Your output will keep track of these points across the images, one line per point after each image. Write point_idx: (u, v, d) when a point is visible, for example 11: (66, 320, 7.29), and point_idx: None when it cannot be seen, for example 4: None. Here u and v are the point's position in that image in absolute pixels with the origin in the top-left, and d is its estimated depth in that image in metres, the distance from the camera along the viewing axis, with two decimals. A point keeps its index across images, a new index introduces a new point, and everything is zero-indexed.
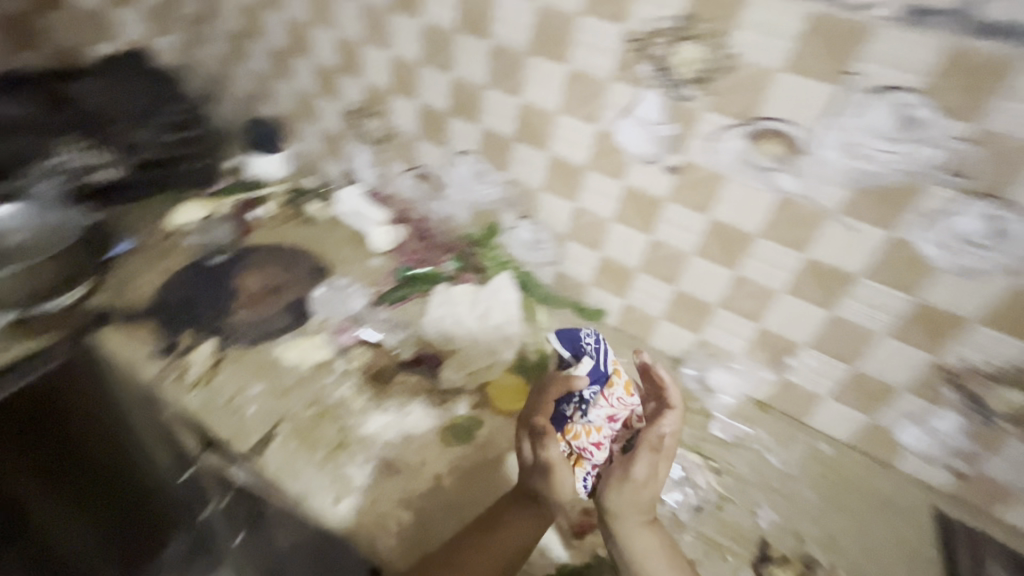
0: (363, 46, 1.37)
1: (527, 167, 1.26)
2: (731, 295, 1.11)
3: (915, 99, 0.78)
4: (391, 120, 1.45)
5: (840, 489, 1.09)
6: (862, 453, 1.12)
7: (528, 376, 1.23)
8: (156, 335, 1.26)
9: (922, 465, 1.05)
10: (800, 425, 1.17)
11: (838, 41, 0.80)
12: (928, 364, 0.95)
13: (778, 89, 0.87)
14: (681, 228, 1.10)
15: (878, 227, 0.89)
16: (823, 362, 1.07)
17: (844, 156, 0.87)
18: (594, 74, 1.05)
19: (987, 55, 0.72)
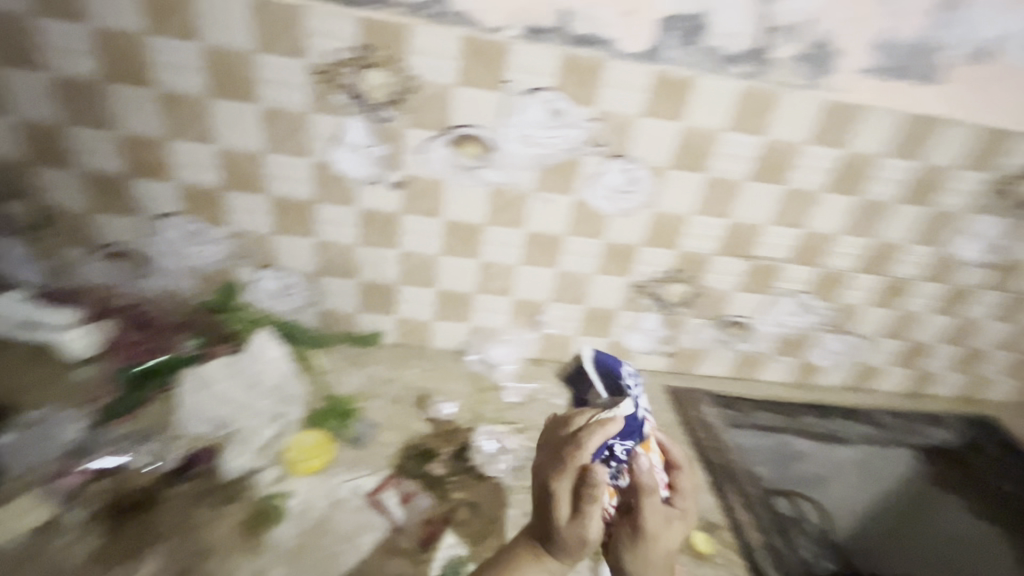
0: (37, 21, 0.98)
1: (337, 225, 1.21)
2: (481, 281, 1.30)
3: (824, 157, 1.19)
4: (107, 166, 1.14)
5: (729, 387, 1.52)
6: (732, 376, 1.53)
7: (336, 433, 1.19)
8: None
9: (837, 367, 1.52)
10: (646, 375, 1.49)
11: (750, 105, 1.13)
12: (747, 266, 1.34)
13: (674, 188, 1.21)
14: (426, 236, 1.25)
15: (702, 211, 1.25)
16: (740, 292, 1.38)
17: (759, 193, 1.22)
18: (508, 172, 1.17)
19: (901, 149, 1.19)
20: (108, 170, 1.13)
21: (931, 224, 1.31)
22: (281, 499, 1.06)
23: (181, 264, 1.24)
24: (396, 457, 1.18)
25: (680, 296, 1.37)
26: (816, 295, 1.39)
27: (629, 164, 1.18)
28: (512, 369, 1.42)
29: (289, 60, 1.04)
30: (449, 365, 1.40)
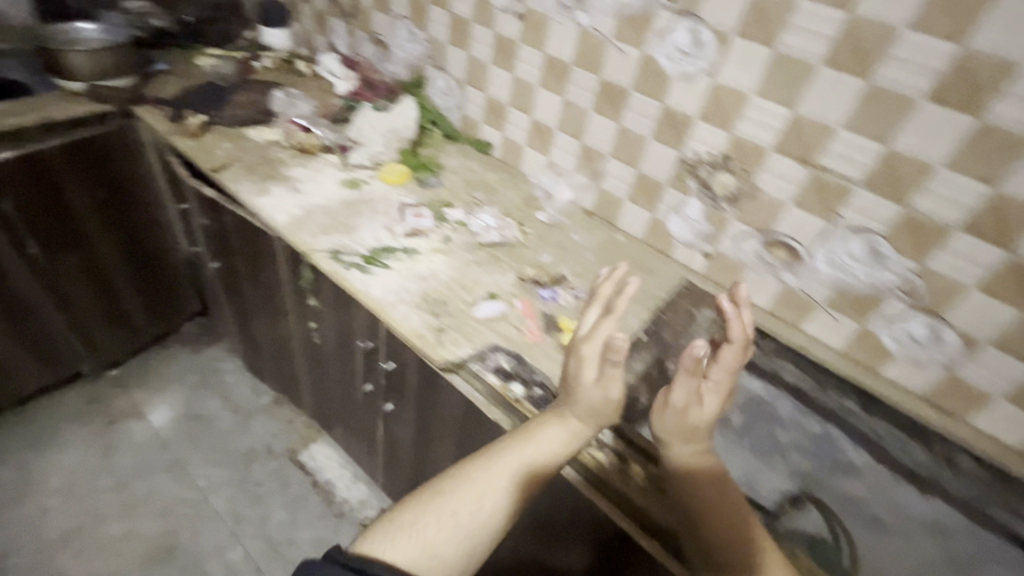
0: (305, 175, 1.09)
1: (498, 81, 1.19)
2: None
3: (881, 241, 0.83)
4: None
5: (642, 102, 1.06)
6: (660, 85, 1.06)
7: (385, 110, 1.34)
8: (141, 336, 1.56)
9: (753, 288, 1.02)
10: (473, 141, 1.31)
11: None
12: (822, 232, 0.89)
13: (882, 192, 0.80)
14: (446, 94, 1.31)
15: (867, 184, 0.81)
16: (620, 172, 1.09)
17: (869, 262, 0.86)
18: (637, 133, 1.02)
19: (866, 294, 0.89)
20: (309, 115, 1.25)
21: (821, 133, 0.82)
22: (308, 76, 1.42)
23: (402, 62, 1.36)
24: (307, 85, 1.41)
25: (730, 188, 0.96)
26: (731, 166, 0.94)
27: (865, 138, 0.79)
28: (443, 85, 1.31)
29: (447, 20, 1.21)
30: (446, 106, 1.32)
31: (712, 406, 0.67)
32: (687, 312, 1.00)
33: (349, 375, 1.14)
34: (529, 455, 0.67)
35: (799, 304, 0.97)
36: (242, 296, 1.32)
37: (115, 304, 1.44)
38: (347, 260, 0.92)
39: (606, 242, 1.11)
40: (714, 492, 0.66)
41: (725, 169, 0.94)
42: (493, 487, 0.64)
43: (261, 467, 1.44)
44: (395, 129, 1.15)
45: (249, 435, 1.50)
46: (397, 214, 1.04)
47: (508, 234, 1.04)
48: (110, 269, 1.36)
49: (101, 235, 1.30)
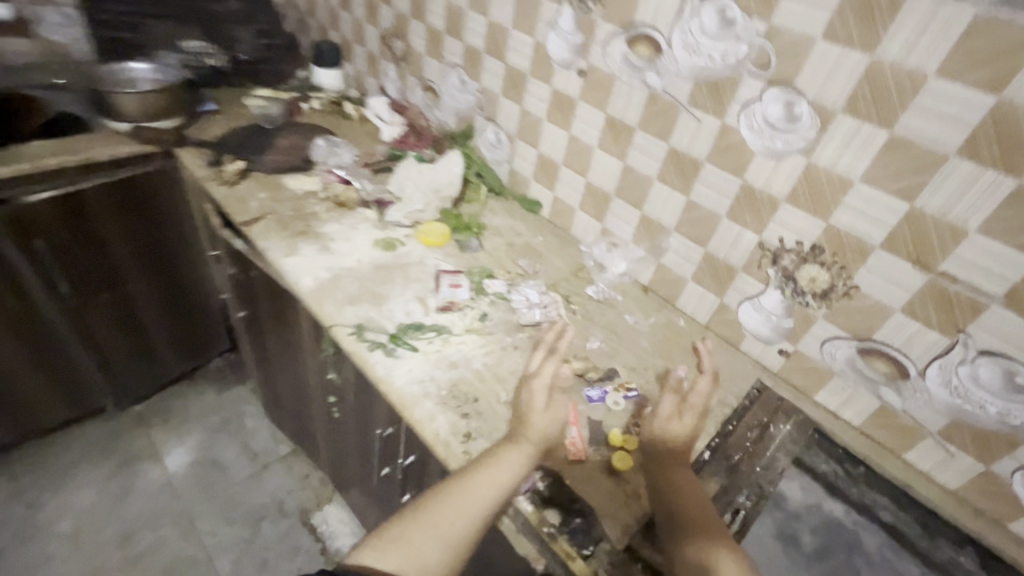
0: (339, 232, 1.02)
1: (551, 139, 1.10)
2: (487, 34, 1.12)
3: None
4: (412, 45, 1.31)
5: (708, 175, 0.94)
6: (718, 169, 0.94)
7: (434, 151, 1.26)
8: (167, 372, 1.52)
9: (841, 399, 0.86)
10: (520, 198, 1.22)
11: None
12: (939, 349, 0.73)
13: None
14: (495, 147, 1.23)
15: (1006, 301, 0.65)
16: (683, 249, 0.97)
17: (1003, 395, 0.69)
18: (708, 209, 0.90)
19: (994, 431, 0.71)
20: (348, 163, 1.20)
21: (947, 235, 0.67)
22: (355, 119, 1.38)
23: (452, 111, 1.29)
24: (353, 129, 1.37)
25: (818, 283, 0.82)
26: (822, 258, 0.80)
27: (1010, 247, 0.63)
28: (492, 137, 1.23)
29: (501, 73, 1.13)
30: (494, 159, 1.24)
31: (676, 438, 0.71)
32: (761, 427, 0.83)
33: (368, 452, 1.03)
34: (500, 466, 0.64)
35: (900, 425, 0.81)
36: (265, 347, 1.25)
37: (144, 341, 1.41)
38: (371, 338, 0.82)
39: (664, 326, 0.99)
40: (682, 503, 0.65)
41: (815, 261, 0.80)
42: (466, 494, 0.62)
43: (271, 527, 1.35)
44: (438, 187, 1.09)
45: (262, 489, 1.42)
46: (433, 283, 0.95)
47: (553, 313, 0.93)
48: (139, 305, 1.33)
49: (131, 271, 1.27)
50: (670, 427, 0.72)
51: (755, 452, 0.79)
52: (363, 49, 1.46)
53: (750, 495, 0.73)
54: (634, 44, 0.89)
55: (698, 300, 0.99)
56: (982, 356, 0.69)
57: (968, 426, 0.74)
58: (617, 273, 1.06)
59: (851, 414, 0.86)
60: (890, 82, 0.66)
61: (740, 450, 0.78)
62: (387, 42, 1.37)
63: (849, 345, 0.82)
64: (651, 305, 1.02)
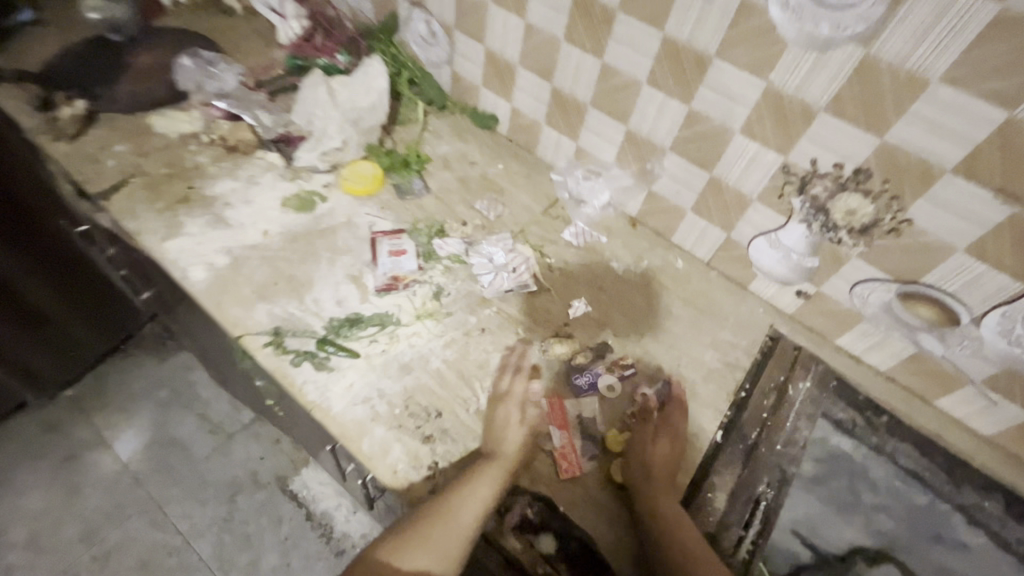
0: (235, 193, 0.77)
1: (501, 31, 0.81)
2: None
3: None
4: None
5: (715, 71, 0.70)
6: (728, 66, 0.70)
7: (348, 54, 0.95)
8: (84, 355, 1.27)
9: (868, 343, 0.73)
10: (470, 112, 0.96)
11: None
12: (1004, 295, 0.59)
13: None
14: (429, 44, 0.93)
15: None
16: (682, 175, 0.76)
17: None
18: (717, 123, 0.68)
19: None
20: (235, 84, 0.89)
21: None
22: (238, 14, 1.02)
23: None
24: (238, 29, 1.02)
25: (858, 216, 0.64)
26: (867, 185, 0.61)
27: None
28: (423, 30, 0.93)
29: None
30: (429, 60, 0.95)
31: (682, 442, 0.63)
32: (778, 391, 0.72)
33: (322, 450, 0.88)
34: (489, 479, 0.55)
35: (937, 372, 0.70)
36: (187, 326, 1.04)
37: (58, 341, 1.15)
38: (295, 348, 0.63)
39: (660, 270, 0.81)
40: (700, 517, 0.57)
41: (857, 189, 0.62)
42: (458, 512, 0.52)
43: (249, 500, 1.26)
44: (356, 118, 0.82)
45: (230, 461, 1.30)
46: (368, 251, 0.74)
47: (525, 277, 0.74)
48: (51, 310, 1.05)
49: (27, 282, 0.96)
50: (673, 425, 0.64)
51: (773, 426, 0.68)
52: None
53: (771, 482, 0.64)
54: None
55: (700, 234, 0.80)
56: None
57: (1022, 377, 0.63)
58: (599, 206, 0.85)
59: (879, 360, 0.74)
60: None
61: (757, 424, 0.67)
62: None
63: (886, 289, 0.67)
64: (642, 243, 0.84)
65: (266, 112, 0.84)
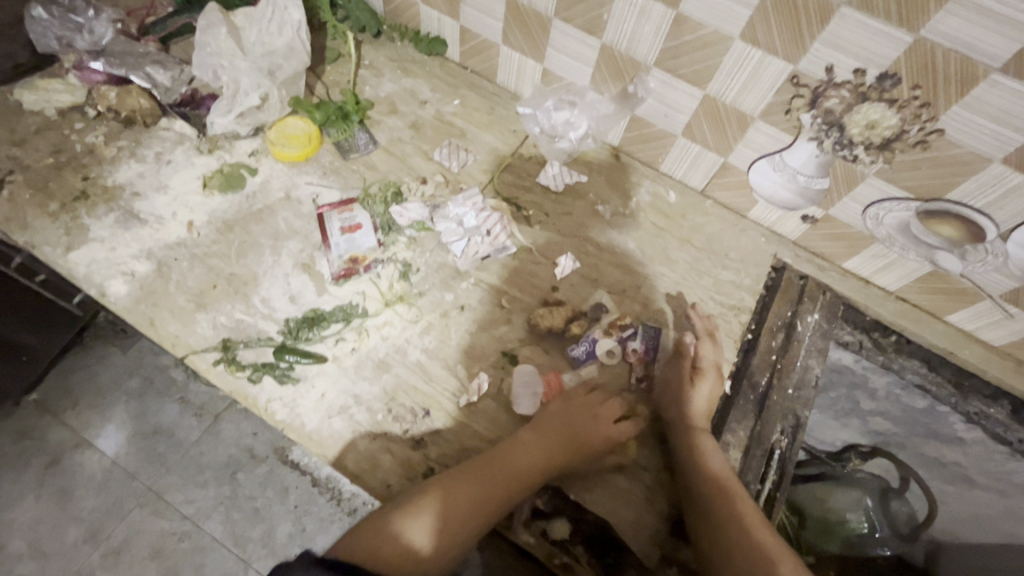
0: (143, 178, 0.64)
1: None
2: None
3: None
4: None
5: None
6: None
7: None
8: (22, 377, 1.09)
9: (879, 264, 0.68)
10: (410, 35, 0.79)
11: None
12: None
13: None
14: None
15: None
16: (670, 94, 0.65)
17: None
18: (708, 27, 0.56)
19: None
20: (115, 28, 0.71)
21: None
22: None
23: None
24: None
25: (879, 130, 0.55)
26: (891, 94, 0.52)
27: None
28: None
29: None
30: None
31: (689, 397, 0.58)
32: (786, 328, 0.67)
33: None
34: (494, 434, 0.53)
35: (952, 288, 0.65)
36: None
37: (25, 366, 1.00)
38: (251, 362, 0.55)
39: (651, 207, 0.72)
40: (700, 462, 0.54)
41: (880, 98, 0.53)
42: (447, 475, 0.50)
43: (250, 476, 1.17)
44: (271, 66, 0.67)
45: (219, 442, 1.19)
46: (318, 231, 0.63)
47: (503, 240, 0.65)
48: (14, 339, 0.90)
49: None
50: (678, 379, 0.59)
51: (784, 369, 0.64)
52: None
53: (783, 429, 0.62)
54: None
55: (695, 162, 0.71)
56: None
57: None
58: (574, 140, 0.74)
59: (888, 280, 0.69)
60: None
61: (766, 371, 0.64)
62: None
63: (905, 211, 0.60)
64: (629, 177, 0.74)
65: (160, 68, 0.69)
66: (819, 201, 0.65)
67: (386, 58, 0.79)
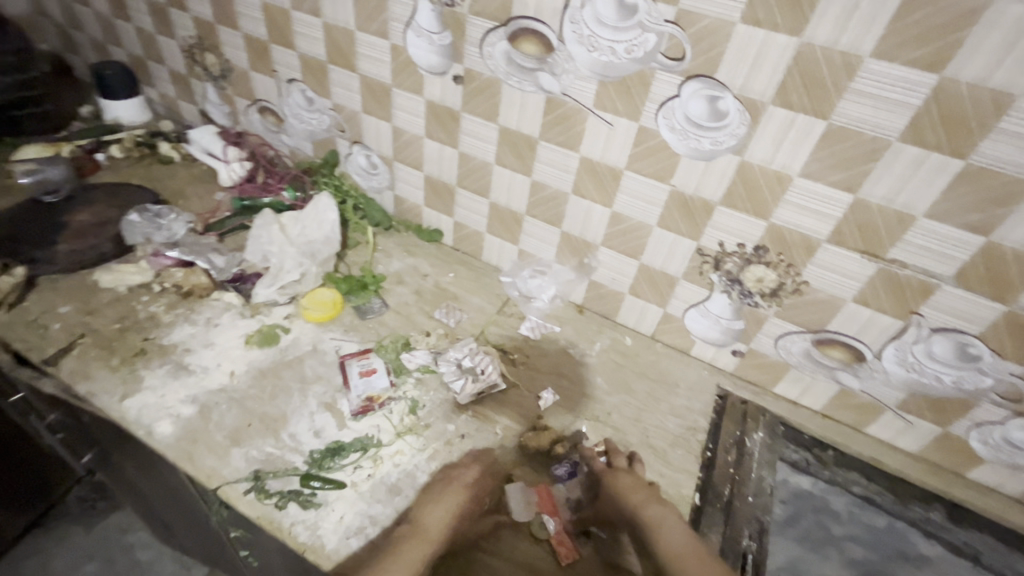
0: (195, 337, 0.78)
1: (437, 159, 0.91)
2: (327, 40, 0.87)
3: (969, 342, 0.67)
4: (226, 56, 1.02)
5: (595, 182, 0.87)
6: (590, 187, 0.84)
7: (295, 187, 1.02)
8: None
9: (800, 386, 0.84)
10: (415, 227, 1.03)
11: None
12: (891, 332, 0.72)
13: (956, 300, 0.65)
14: (368, 173, 1.01)
15: (952, 280, 0.64)
16: (613, 261, 0.87)
17: (949, 365, 0.70)
18: (634, 219, 0.80)
19: (944, 396, 0.73)
20: (185, 228, 0.91)
21: (890, 221, 0.63)
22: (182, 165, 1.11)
23: (302, 134, 1.04)
24: (179, 177, 1.08)
25: (768, 282, 0.76)
26: (767, 259, 0.74)
27: (946, 228, 0.61)
28: (363, 163, 1.01)
29: (350, 79, 0.90)
30: (370, 187, 1.03)
31: (623, 491, 0.65)
32: (737, 445, 0.78)
33: None
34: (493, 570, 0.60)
35: (862, 403, 0.81)
36: (133, 484, 0.94)
37: None
38: (278, 490, 0.62)
39: (612, 349, 0.89)
40: (661, 541, 0.60)
41: (760, 262, 0.75)
42: None
43: None
44: (312, 251, 0.87)
45: None
46: (339, 375, 0.76)
47: (494, 377, 0.78)
48: None
49: None
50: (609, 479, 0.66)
51: (741, 480, 0.74)
52: (163, 65, 1.13)
53: (751, 534, 0.70)
54: (518, 41, 0.72)
55: (642, 313, 0.90)
56: (925, 334, 0.69)
57: (921, 392, 0.75)
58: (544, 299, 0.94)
59: (811, 401, 0.85)
60: (823, 66, 0.57)
61: (727, 484, 0.73)
62: (193, 57, 1.06)
63: (803, 340, 0.78)
64: (593, 327, 0.92)
65: (218, 254, 0.87)
66: (740, 336, 0.83)
67: (397, 246, 1.01)
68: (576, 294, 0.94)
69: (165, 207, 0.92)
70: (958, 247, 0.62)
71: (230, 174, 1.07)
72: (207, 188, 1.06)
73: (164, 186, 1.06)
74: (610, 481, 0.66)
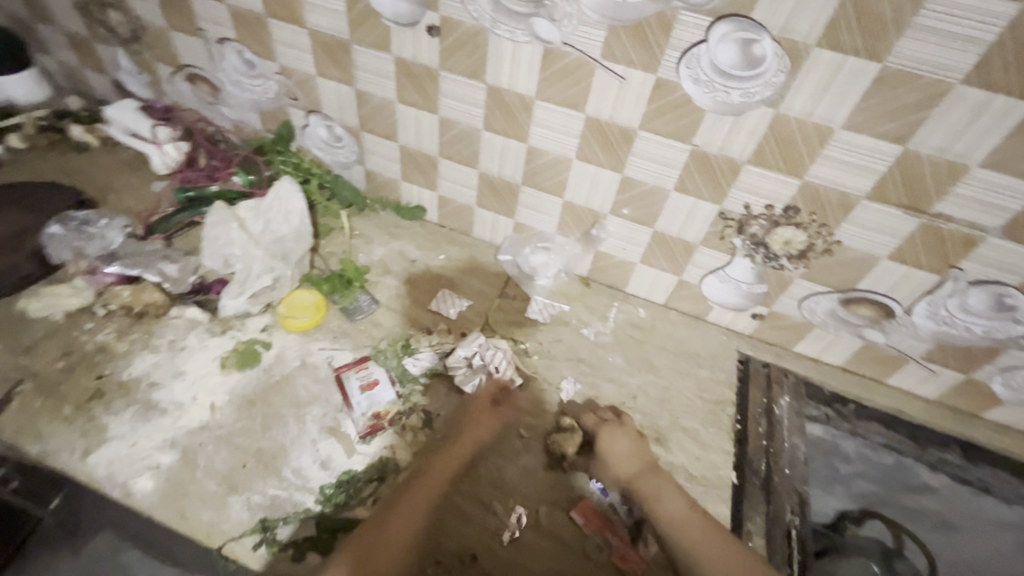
0: (158, 367, 0.67)
1: (413, 125, 0.79)
2: None
3: (1009, 294, 0.64)
4: (134, 12, 0.83)
5: None
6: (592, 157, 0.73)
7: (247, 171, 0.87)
8: None
9: (822, 344, 0.81)
10: (393, 205, 0.91)
11: None
12: (926, 287, 0.68)
13: (1002, 252, 0.61)
14: (331, 146, 0.87)
15: (1001, 231, 0.59)
16: (623, 230, 0.79)
17: (984, 316, 0.67)
18: (646, 184, 0.72)
19: (972, 345, 0.71)
20: (121, 237, 0.77)
21: (942, 173, 0.57)
22: (102, 151, 0.94)
23: (245, 105, 0.88)
24: (102, 167, 0.92)
25: (796, 243, 0.70)
26: (798, 220, 0.68)
27: (1003, 177, 0.55)
28: (324, 134, 0.86)
29: (297, 35, 0.74)
30: (335, 162, 0.89)
31: (624, 461, 0.63)
32: (767, 414, 0.76)
33: None
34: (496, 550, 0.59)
35: (885, 356, 0.79)
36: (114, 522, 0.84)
37: None
38: (292, 539, 0.56)
39: (626, 323, 0.83)
40: (659, 507, 0.59)
41: (789, 223, 0.68)
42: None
43: None
44: (281, 250, 0.76)
45: None
46: (338, 392, 0.67)
47: (509, 374, 0.71)
48: None
49: None
50: (606, 454, 0.64)
51: (776, 452, 0.72)
52: (54, 27, 0.92)
53: (793, 509, 0.68)
54: None
55: (655, 281, 0.83)
56: (962, 287, 0.66)
57: (948, 343, 0.72)
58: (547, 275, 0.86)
59: (833, 356, 0.82)
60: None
61: (762, 460, 0.71)
62: (92, 16, 0.86)
63: (829, 300, 0.74)
64: (602, 301, 0.85)
65: (170, 262, 0.74)
66: (761, 299, 0.79)
67: (375, 228, 0.90)
68: (582, 266, 0.86)
69: (95, 213, 0.78)
70: (1014, 196, 0.56)
71: (164, 158, 0.91)
72: (139, 177, 0.91)
73: (85, 179, 0.89)
74: (607, 449, 0.64)
